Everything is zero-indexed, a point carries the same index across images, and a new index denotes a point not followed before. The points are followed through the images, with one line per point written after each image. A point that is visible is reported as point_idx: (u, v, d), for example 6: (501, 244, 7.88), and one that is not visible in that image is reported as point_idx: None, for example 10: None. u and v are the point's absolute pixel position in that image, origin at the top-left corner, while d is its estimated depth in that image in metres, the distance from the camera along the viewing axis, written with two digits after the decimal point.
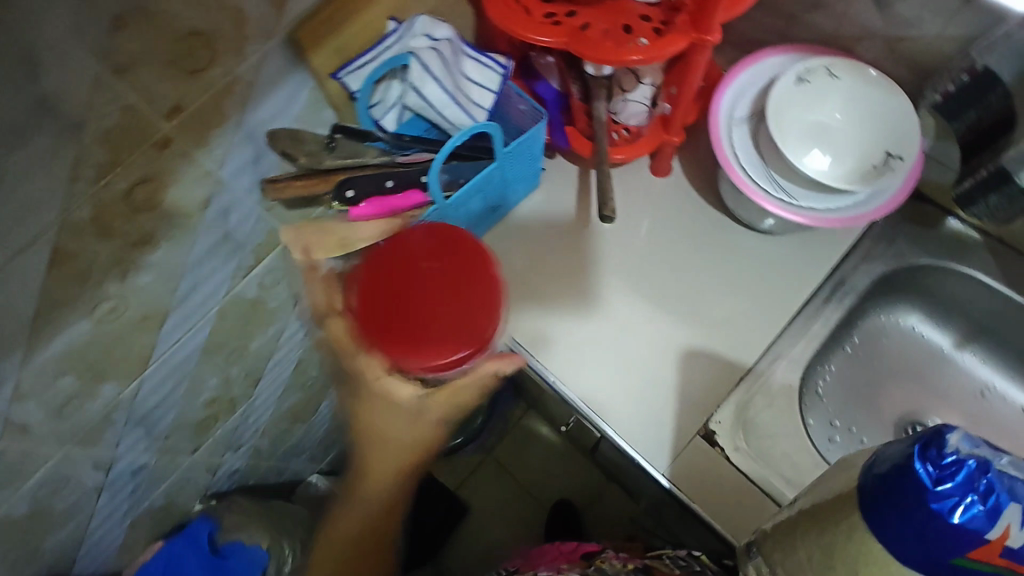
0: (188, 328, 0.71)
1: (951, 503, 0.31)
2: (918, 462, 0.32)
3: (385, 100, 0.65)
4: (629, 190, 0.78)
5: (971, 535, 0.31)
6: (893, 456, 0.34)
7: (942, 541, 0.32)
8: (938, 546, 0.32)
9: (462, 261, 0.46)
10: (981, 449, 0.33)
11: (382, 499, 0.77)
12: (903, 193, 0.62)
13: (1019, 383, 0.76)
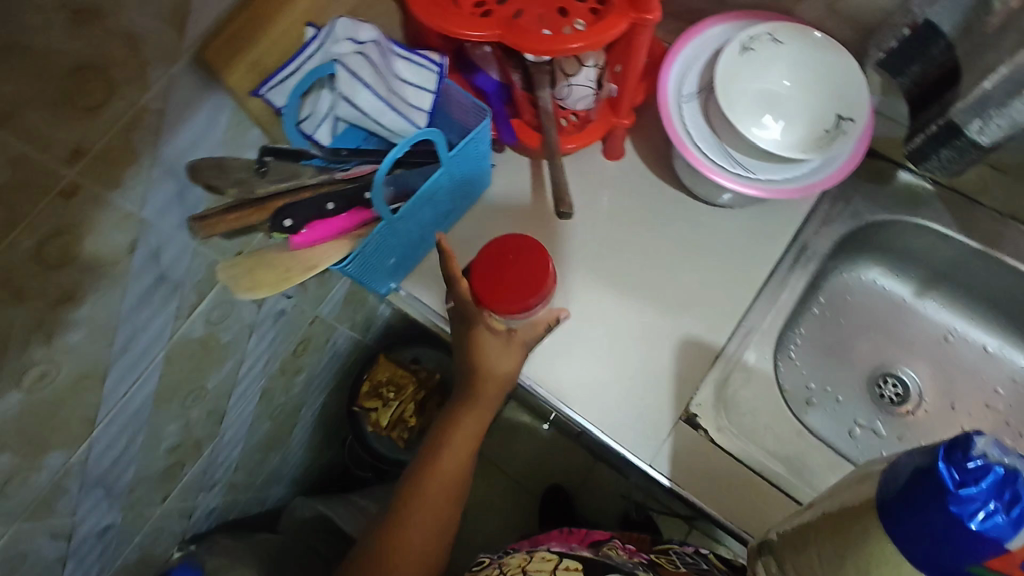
0: (134, 380, 0.66)
1: (971, 508, 0.34)
2: (942, 466, 0.35)
3: (315, 113, 0.60)
4: (583, 177, 0.75)
5: (988, 541, 0.34)
6: (919, 461, 0.37)
7: (960, 547, 0.35)
8: (955, 551, 0.35)
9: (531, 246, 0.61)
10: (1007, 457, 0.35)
11: (440, 511, 0.64)
12: (858, 154, 0.61)
13: (979, 324, 0.78)
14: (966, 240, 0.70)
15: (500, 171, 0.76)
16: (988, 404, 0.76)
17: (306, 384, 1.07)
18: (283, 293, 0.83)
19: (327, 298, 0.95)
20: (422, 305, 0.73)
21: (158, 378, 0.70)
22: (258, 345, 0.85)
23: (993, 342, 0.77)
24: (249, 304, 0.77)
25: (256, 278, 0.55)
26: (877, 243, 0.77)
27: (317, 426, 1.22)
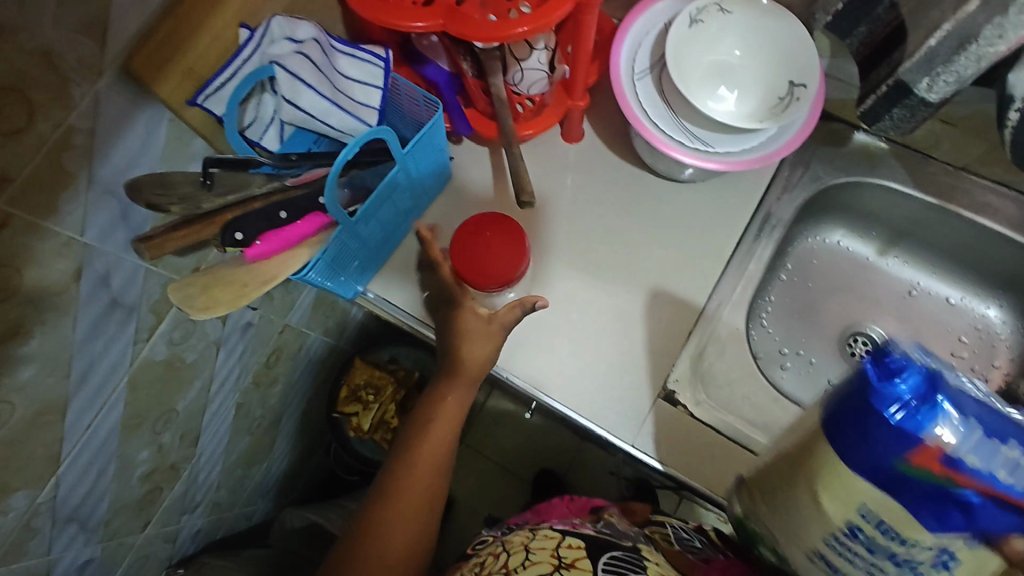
0: (98, 410, 0.63)
1: (887, 399, 0.35)
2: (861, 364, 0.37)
3: (260, 117, 0.58)
4: (543, 163, 0.74)
5: (907, 433, 0.34)
6: (849, 375, 0.38)
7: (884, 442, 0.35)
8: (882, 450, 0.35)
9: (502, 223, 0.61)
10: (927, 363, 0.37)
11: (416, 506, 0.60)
12: (811, 120, 0.62)
13: (941, 277, 0.79)
14: (923, 195, 0.71)
15: (459, 163, 0.74)
16: (954, 353, 0.78)
17: (283, 394, 1.05)
18: (248, 305, 0.81)
19: (296, 306, 0.93)
20: (392, 307, 0.71)
21: (123, 406, 0.67)
22: (226, 361, 0.83)
23: (955, 294, 0.79)
24: (212, 321, 0.74)
25: (212, 296, 0.53)
26: (838, 205, 0.77)
27: (299, 435, 1.20)
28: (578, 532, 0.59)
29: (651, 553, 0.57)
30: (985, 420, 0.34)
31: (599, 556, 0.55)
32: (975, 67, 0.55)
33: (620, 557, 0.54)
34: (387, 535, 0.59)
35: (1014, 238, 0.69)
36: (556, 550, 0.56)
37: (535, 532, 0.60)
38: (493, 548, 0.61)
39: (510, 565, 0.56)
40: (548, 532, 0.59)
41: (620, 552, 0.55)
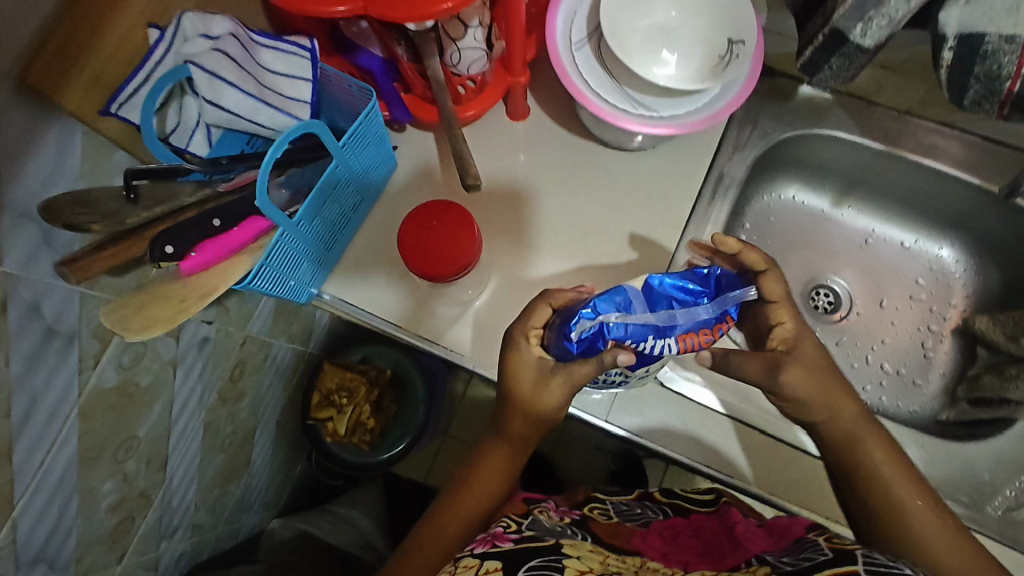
0: (49, 446, 0.60)
1: (582, 349, 0.52)
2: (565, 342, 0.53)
3: (184, 122, 0.55)
4: (491, 144, 0.73)
5: (590, 353, 0.53)
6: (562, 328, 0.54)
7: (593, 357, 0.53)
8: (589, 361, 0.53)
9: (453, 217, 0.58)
10: (600, 316, 0.49)
11: (474, 506, 0.64)
12: (753, 77, 0.61)
13: (893, 223, 0.80)
14: (870, 142, 0.72)
15: (405, 153, 0.72)
16: (912, 297, 0.79)
17: (254, 406, 1.02)
18: (202, 319, 0.78)
19: (256, 314, 0.91)
20: (374, 318, 0.69)
21: (78, 439, 0.64)
22: (187, 379, 0.80)
23: (909, 238, 0.80)
24: (164, 340, 0.71)
25: (149, 315, 0.50)
26: (790, 159, 0.77)
27: (276, 446, 1.17)
28: (498, 550, 0.52)
29: (574, 547, 0.53)
30: (640, 338, 0.49)
31: (516, 573, 0.48)
32: (906, 7, 0.51)
33: (538, 567, 0.48)
34: (439, 526, 0.63)
35: (961, 176, 0.70)
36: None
37: (457, 564, 0.53)
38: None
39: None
40: (469, 560, 0.52)
41: (538, 560, 0.49)
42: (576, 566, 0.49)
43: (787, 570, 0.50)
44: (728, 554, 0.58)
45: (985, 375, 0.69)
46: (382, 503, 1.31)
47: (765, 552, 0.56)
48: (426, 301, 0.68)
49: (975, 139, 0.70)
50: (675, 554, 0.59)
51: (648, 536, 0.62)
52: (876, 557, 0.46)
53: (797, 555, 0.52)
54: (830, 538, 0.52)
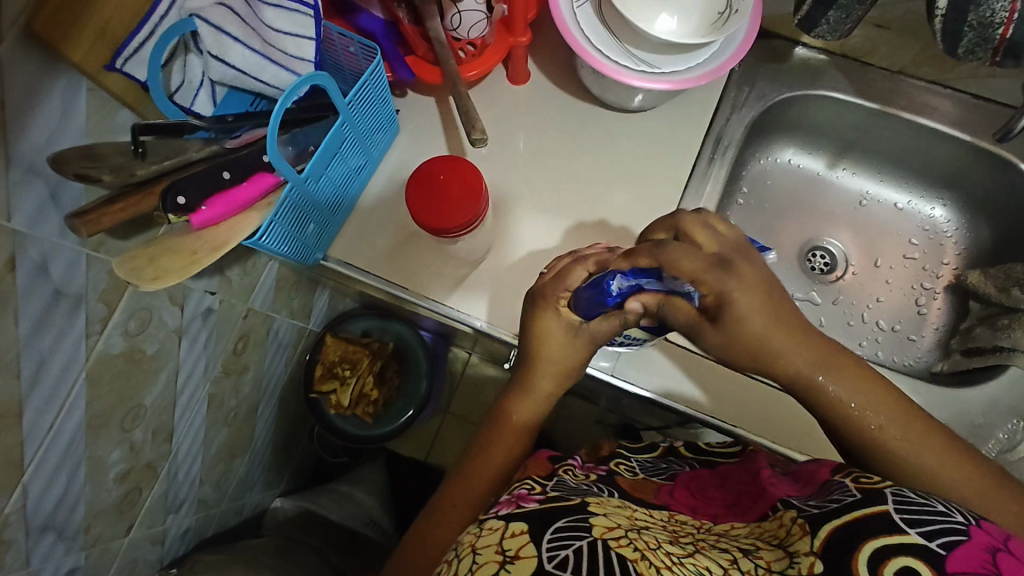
0: (57, 411, 0.60)
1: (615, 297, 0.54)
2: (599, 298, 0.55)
3: (189, 81, 0.55)
4: (492, 109, 0.73)
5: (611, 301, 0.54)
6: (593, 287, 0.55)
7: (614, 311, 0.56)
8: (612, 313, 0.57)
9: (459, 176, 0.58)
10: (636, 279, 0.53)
11: (491, 463, 0.63)
12: (751, 32, 0.62)
13: (887, 184, 0.82)
14: (865, 102, 0.73)
15: (407, 118, 0.73)
16: (906, 256, 0.81)
17: (256, 382, 1.02)
18: (205, 289, 0.78)
19: (258, 287, 0.91)
20: (392, 287, 0.69)
21: (85, 405, 0.64)
22: (192, 350, 0.80)
23: (902, 199, 0.82)
24: (168, 308, 0.71)
25: (160, 266, 0.49)
26: (787, 121, 0.79)
27: (277, 425, 1.17)
28: (522, 512, 0.52)
29: (599, 505, 0.53)
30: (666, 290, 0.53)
31: (542, 536, 0.47)
32: None
33: (566, 528, 0.48)
34: (452, 483, 0.63)
35: (953, 133, 0.71)
36: (500, 544, 0.47)
37: (481, 526, 0.52)
38: (446, 555, 0.51)
39: (456, 573, 0.47)
40: (493, 522, 0.51)
41: (563, 521, 0.49)
42: (603, 524, 0.48)
43: (813, 514, 0.48)
44: (755, 503, 0.56)
45: (978, 326, 0.71)
46: (384, 480, 1.32)
47: (789, 497, 0.53)
48: (431, 264, 0.69)
49: (965, 97, 0.72)
50: (701, 508, 0.59)
51: (675, 490, 0.61)
52: (907, 494, 0.46)
53: (824, 496, 0.50)
54: (857, 477, 0.51)
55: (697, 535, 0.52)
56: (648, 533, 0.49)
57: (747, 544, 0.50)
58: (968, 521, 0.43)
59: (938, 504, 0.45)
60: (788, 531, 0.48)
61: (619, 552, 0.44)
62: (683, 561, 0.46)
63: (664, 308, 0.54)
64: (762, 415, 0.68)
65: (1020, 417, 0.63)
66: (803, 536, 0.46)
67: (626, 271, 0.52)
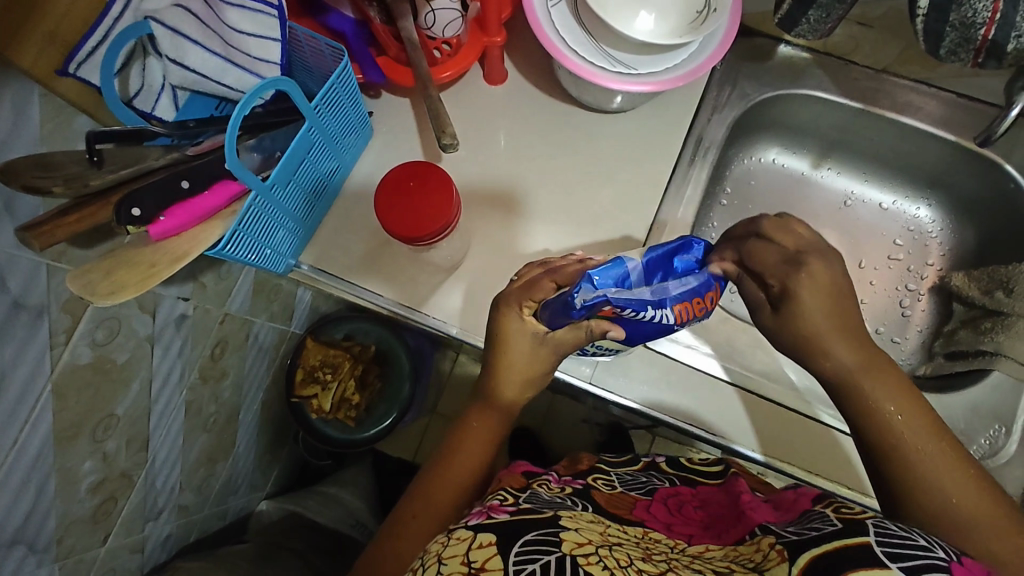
0: (21, 425, 0.59)
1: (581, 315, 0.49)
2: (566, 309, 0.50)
3: (148, 85, 0.54)
4: (469, 110, 0.72)
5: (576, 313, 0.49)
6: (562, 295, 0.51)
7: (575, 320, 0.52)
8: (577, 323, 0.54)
9: (434, 187, 0.56)
10: (603, 290, 0.47)
11: (466, 473, 0.62)
12: (730, 32, 0.60)
13: (871, 183, 0.81)
14: (848, 101, 0.72)
15: (382, 120, 0.71)
16: (891, 257, 0.80)
17: (236, 386, 1.01)
18: (178, 295, 0.76)
19: (234, 292, 0.90)
20: (364, 292, 0.68)
21: (52, 417, 0.63)
22: (166, 357, 0.78)
23: (887, 199, 0.81)
24: (138, 316, 0.70)
25: (117, 280, 0.48)
26: (771, 119, 0.77)
27: (260, 428, 1.16)
28: (492, 522, 0.51)
29: (572, 519, 0.52)
30: (637, 306, 0.47)
31: (510, 548, 0.46)
32: None
33: (535, 541, 0.47)
34: (428, 494, 0.62)
35: (937, 133, 0.70)
36: (466, 554, 0.46)
37: (450, 535, 0.50)
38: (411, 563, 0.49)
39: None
40: (461, 532, 0.50)
41: (534, 535, 0.48)
42: (574, 539, 0.48)
43: (790, 539, 0.48)
44: (732, 526, 0.56)
45: (961, 329, 0.70)
46: (371, 482, 1.31)
47: (768, 522, 0.54)
48: (407, 269, 0.67)
49: (952, 96, 0.70)
50: (679, 526, 0.58)
51: (653, 505, 0.61)
52: (888, 526, 0.46)
53: (803, 524, 0.50)
54: (838, 507, 0.51)
55: (672, 554, 0.51)
56: (620, 549, 0.49)
57: (722, 566, 0.49)
58: (949, 557, 0.44)
59: (920, 538, 0.45)
60: (764, 555, 0.48)
61: (587, 569, 0.44)
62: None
63: (631, 318, 0.49)
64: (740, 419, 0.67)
65: (1002, 422, 0.62)
66: (780, 562, 0.46)
67: (592, 280, 0.47)
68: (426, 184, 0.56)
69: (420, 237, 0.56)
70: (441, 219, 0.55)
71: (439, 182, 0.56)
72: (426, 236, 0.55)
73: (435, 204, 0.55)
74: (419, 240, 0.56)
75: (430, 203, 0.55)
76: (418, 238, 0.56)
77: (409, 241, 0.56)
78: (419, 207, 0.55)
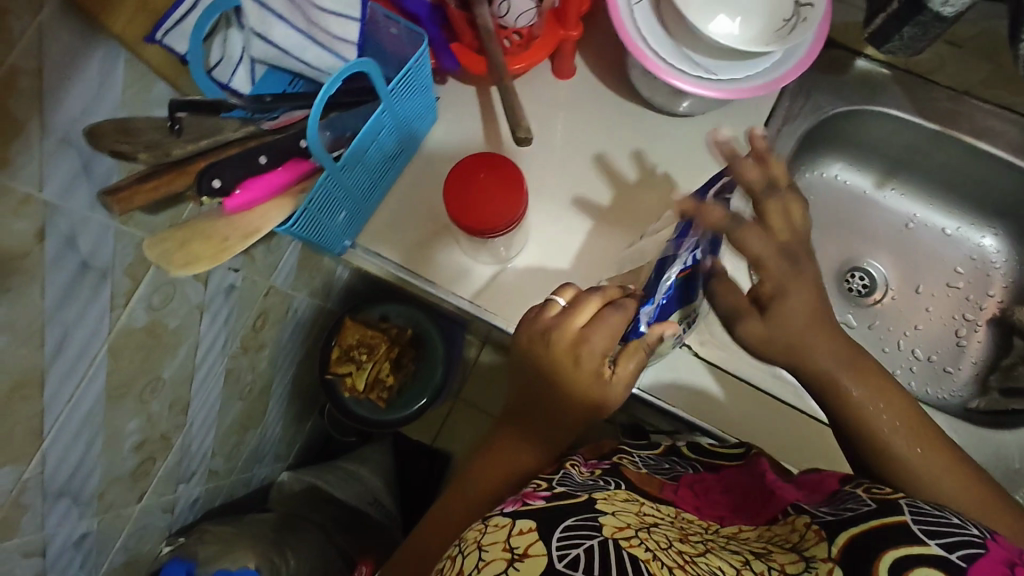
0: (77, 382, 0.60)
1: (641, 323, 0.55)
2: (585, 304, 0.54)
3: (228, 56, 0.54)
4: (535, 101, 0.71)
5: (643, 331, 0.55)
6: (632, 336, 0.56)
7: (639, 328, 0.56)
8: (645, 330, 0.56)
9: (480, 162, 0.57)
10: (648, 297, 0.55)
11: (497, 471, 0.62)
12: (818, 43, 0.59)
13: (936, 208, 0.79)
14: (924, 122, 0.70)
15: (447, 106, 0.71)
16: (949, 285, 0.78)
17: (271, 358, 1.02)
18: (229, 266, 0.77)
19: (280, 267, 0.90)
20: (419, 280, 0.67)
21: (106, 376, 0.64)
22: (213, 325, 0.80)
23: (951, 225, 0.79)
24: (192, 283, 0.71)
25: (192, 251, 0.50)
26: (839, 135, 0.75)
27: (289, 400, 1.17)
28: (530, 508, 0.49)
29: (607, 502, 0.50)
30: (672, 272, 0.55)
31: (552, 534, 0.44)
32: None
33: (575, 526, 0.45)
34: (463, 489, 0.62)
35: (1015, 163, 0.68)
36: (508, 541, 0.45)
37: (486, 523, 0.49)
38: (448, 548, 0.49)
39: (460, 570, 0.44)
40: (499, 519, 0.48)
41: (572, 520, 0.46)
42: (613, 523, 0.46)
43: (827, 520, 0.46)
44: (763, 507, 0.54)
45: None
46: (391, 463, 1.31)
47: (799, 502, 0.51)
48: (461, 260, 0.67)
49: None
50: (708, 509, 0.56)
51: (680, 489, 0.58)
52: (921, 505, 0.44)
53: (837, 504, 0.48)
54: (869, 488, 0.49)
55: (706, 535, 0.50)
56: (658, 530, 0.47)
57: (759, 547, 0.48)
58: (983, 533, 0.41)
59: (952, 516, 0.43)
60: (802, 536, 0.47)
61: (631, 551, 0.42)
62: (696, 560, 0.44)
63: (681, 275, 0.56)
64: (766, 428, 0.67)
65: None
66: (820, 542, 0.44)
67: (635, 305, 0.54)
68: (474, 160, 0.57)
69: (487, 227, 0.55)
70: (499, 223, 0.55)
71: (481, 157, 0.57)
72: (484, 228, 0.55)
73: (485, 192, 0.55)
74: (492, 231, 0.55)
75: (475, 180, 0.56)
76: (476, 224, 0.55)
77: (484, 231, 0.55)
78: (465, 186, 0.55)
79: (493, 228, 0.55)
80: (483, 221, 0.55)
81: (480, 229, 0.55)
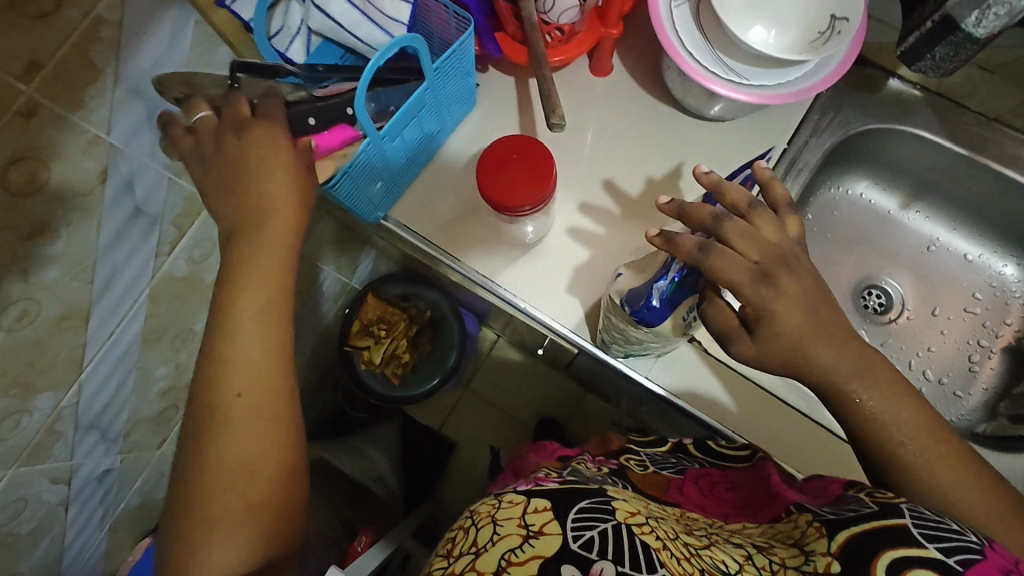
0: (119, 320, 0.64)
1: (657, 300, 0.54)
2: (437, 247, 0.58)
3: (287, 26, 0.59)
4: (571, 95, 0.73)
5: (655, 310, 0.54)
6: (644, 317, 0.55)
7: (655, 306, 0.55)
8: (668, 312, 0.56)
9: (517, 143, 0.59)
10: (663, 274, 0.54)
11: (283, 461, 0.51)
12: (851, 55, 0.60)
13: (960, 232, 0.79)
14: (952, 145, 0.70)
15: (487, 93, 0.74)
16: (967, 310, 0.78)
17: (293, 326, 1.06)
18: None
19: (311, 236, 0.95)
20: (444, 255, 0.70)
21: (144, 318, 0.68)
22: None
23: (974, 251, 0.79)
24: None
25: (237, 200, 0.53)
26: (867, 152, 0.77)
27: (306, 371, 1.21)
28: (541, 488, 0.46)
29: (618, 491, 0.51)
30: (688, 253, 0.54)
31: (566, 514, 0.42)
32: None
33: (589, 509, 0.43)
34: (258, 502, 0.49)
35: None
36: (523, 517, 0.42)
37: (500, 498, 0.45)
38: (460, 519, 0.46)
39: (472, 541, 0.42)
40: (513, 495, 0.45)
41: (586, 502, 0.44)
42: (624, 508, 0.45)
43: (829, 518, 0.47)
44: (766, 506, 0.55)
45: None
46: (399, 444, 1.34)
47: (802, 501, 0.52)
48: (487, 239, 0.69)
49: None
50: (712, 508, 0.57)
51: (685, 486, 0.60)
52: (922, 510, 0.45)
53: (839, 505, 0.49)
54: (872, 493, 0.49)
55: (711, 529, 0.51)
56: (665, 520, 0.48)
57: (761, 541, 0.49)
58: (982, 541, 0.43)
59: (953, 523, 0.44)
60: (803, 532, 0.48)
61: (642, 538, 0.42)
62: (700, 552, 0.44)
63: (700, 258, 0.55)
64: (768, 430, 0.68)
65: None
66: (820, 538, 0.45)
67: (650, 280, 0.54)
68: (511, 142, 0.59)
69: (514, 203, 0.57)
70: (525, 200, 0.57)
71: (520, 139, 0.59)
72: (511, 204, 0.57)
73: (516, 172, 0.58)
74: (520, 209, 0.58)
75: (508, 160, 0.58)
76: (502, 199, 0.58)
77: (507, 208, 0.58)
78: (499, 164, 0.58)
79: (519, 207, 0.58)
80: (508, 197, 0.57)
81: (508, 204, 0.58)
